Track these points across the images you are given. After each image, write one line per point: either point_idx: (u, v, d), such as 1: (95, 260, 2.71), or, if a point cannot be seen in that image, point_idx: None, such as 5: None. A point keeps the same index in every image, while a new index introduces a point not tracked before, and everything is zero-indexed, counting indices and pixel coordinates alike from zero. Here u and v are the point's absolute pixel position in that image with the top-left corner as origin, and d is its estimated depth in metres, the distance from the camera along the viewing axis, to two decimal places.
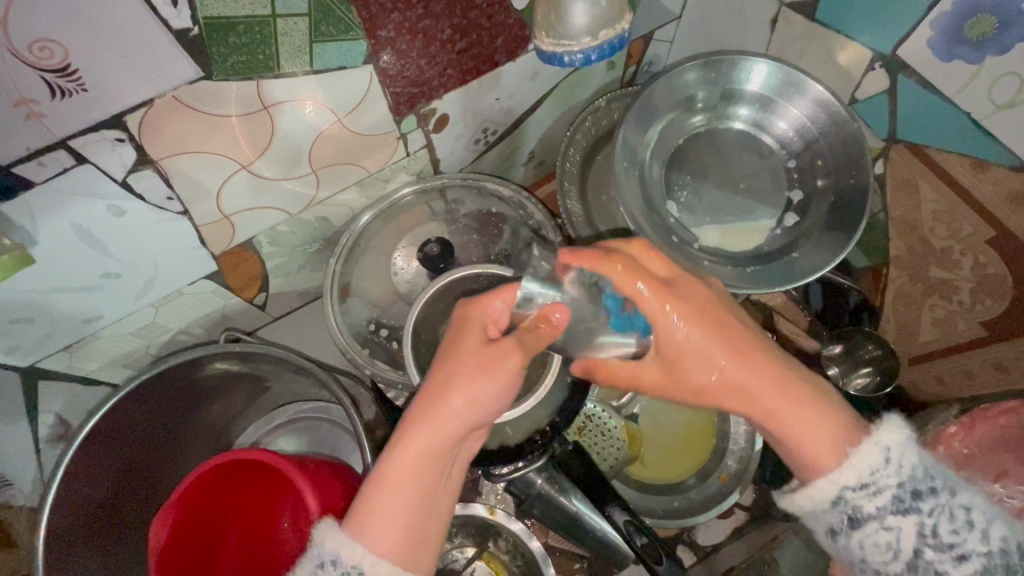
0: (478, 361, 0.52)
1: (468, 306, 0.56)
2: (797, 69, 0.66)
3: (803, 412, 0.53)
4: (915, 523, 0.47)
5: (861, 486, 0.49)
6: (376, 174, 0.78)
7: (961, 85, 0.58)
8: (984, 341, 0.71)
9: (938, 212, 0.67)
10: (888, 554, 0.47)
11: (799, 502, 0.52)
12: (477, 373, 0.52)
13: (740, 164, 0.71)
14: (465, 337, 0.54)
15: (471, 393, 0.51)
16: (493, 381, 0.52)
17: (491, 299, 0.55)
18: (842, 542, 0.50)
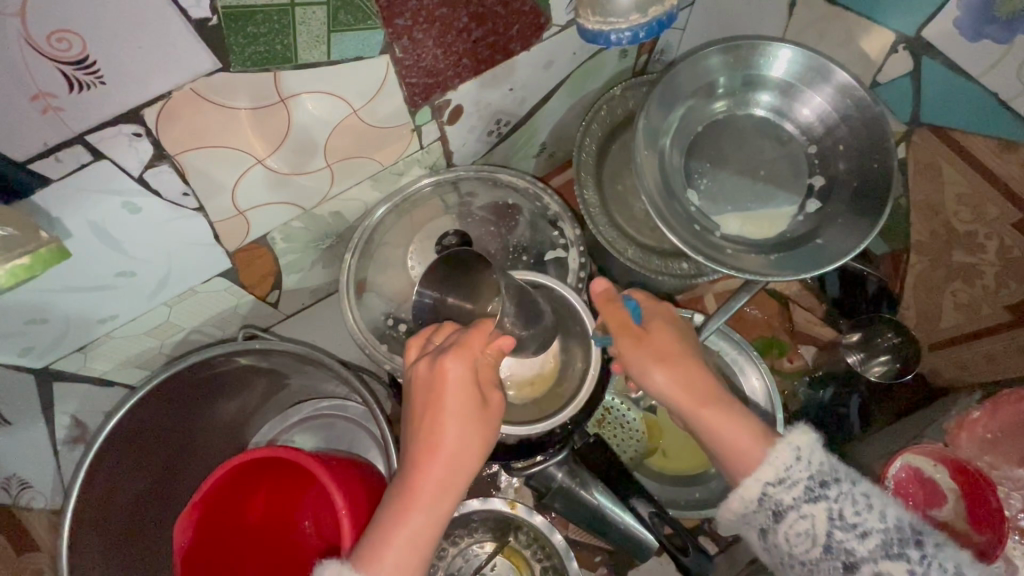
0: (471, 418, 0.54)
1: (435, 367, 0.53)
2: (821, 54, 0.64)
3: (726, 422, 0.58)
4: (825, 508, 0.53)
5: (779, 481, 0.54)
6: (390, 167, 0.78)
7: (990, 65, 0.57)
8: (1010, 325, 0.70)
9: (962, 196, 0.66)
10: (810, 542, 0.53)
11: (733, 507, 0.57)
12: (472, 429, 0.54)
13: (760, 150, 0.71)
14: (449, 398, 0.53)
15: (468, 446, 0.54)
16: (481, 428, 0.54)
17: (461, 358, 0.53)
18: (774, 540, 0.55)
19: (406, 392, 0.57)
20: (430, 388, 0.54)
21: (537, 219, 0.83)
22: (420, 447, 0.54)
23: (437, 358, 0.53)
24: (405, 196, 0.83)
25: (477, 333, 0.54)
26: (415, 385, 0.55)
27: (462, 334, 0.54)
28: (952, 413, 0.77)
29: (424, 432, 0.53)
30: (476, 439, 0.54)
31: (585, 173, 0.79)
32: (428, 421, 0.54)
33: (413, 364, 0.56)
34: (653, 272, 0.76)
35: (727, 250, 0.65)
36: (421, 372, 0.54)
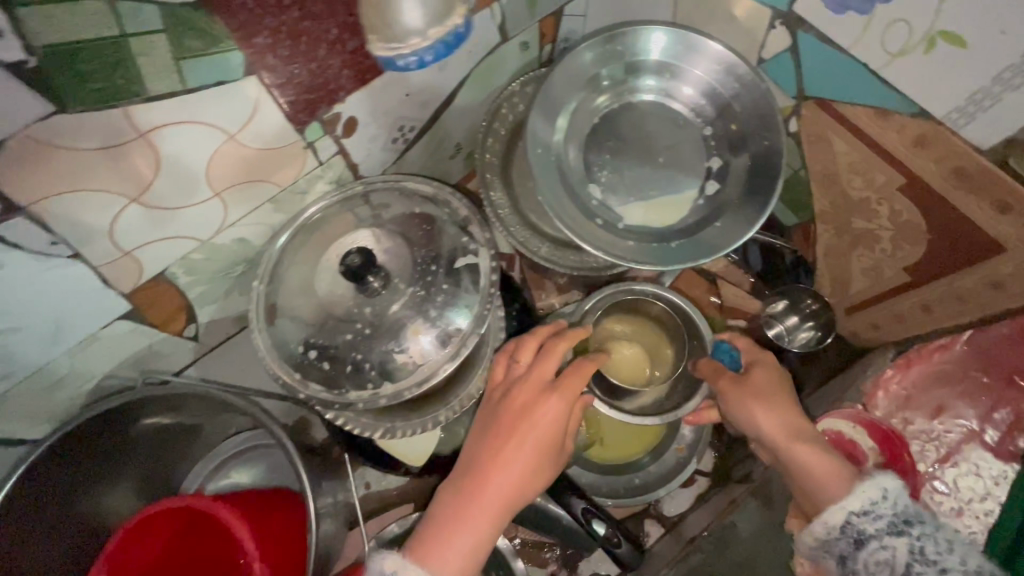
0: (548, 449, 0.65)
1: (541, 400, 0.65)
2: (693, 31, 0.66)
3: (817, 457, 0.57)
4: (907, 542, 0.50)
5: (864, 512, 0.53)
6: (290, 187, 0.76)
7: (857, 37, 0.56)
8: (909, 285, 0.71)
9: (853, 165, 0.67)
10: (889, 570, 0.50)
11: (812, 533, 0.55)
12: (546, 460, 0.65)
13: (657, 135, 0.70)
14: (542, 429, 0.64)
15: (538, 474, 0.64)
16: (552, 455, 0.65)
17: (565, 399, 0.65)
18: (852, 568, 0.52)
19: (496, 411, 0.66)
20: (528, 415, 0.64)
21: (452, 225, 0.76)
22: (496, 461, 0.63)
23: (543, 392, 0.65)
24: (315, 212, 0.79)
25: (579, 379, 0.66)
26: (511, 409, 0.64)
27: (569, 376, 0.66)
28: (870, 373, 0.80)
29: (506, 450, 0.63)
30: (544, 469, 0.65)
31: (491, 174, 0.77)
32: (512, 441, 0.64)
33: (511, 389, 0.66)
34: (565, 267, 0.76)
35: (627, 242, 0.66)
36: (526, 399, 0.65)
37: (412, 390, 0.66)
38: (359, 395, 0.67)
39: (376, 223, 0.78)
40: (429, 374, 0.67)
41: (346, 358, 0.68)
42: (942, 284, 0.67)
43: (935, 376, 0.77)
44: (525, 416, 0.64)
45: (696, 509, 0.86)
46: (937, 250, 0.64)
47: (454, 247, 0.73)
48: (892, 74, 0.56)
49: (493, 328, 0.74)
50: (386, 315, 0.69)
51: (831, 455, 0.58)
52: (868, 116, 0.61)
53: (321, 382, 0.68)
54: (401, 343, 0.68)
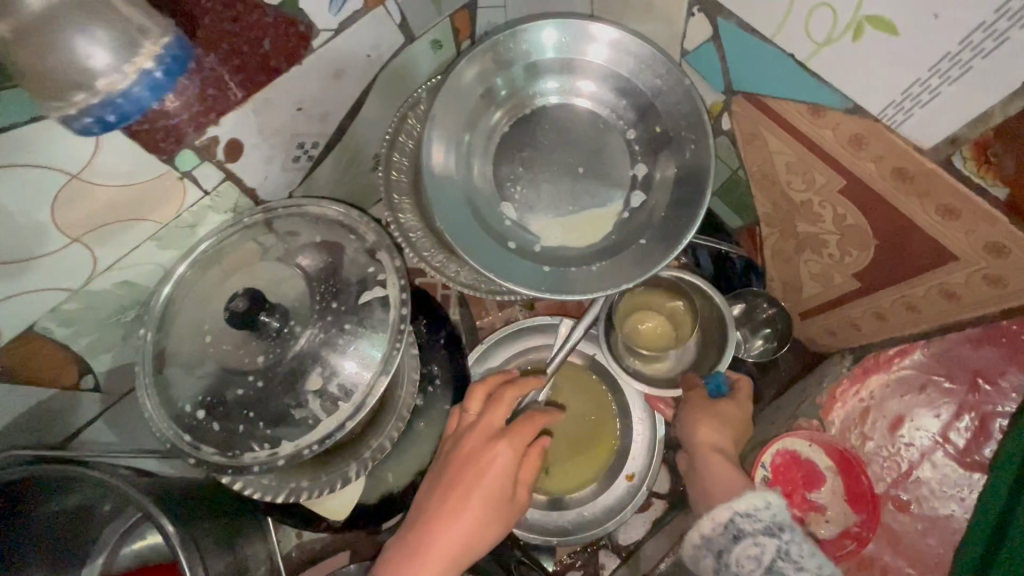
0: (500, 498, 0.63)
1: (487, 448, 0.64)
2: (584, 21, 0.58)
3: (725, 468, 0.59)
4: (776, 544, 0.50)
5: (747, 514, 0.52)
6: (174, 222, 0.68)
7: (780, 25, 0.49)
8: (860, 293, 0.65)
9: (791, 165, 0.60)
10: (755, 565, 0.50)
11: (699, 530, 0.54)
12: (494, 512, 0.63)
13: (575, 141, 0.63)
14: (489, 478, 0.63)
15: (485, 526, 0.63)
16: (504, 504, 0.64)
17: (511, 447, 0.64)
18: (725, 563, 0.52)
19: (444, 461, 0.65)
20: (474, 464, 0.63)
21: (361, 253, 0.67)
22: (447, 514, 0.62)
23: (492, 439, 0.64)
24: (214, 242, 0.70)
25: (530, 426, 0.66)
26: (458, 459, 0.63)
27: (520, 424, 0.66)
28: (826, 383, 0.75)
29: (455, 501, 0.62)
30: (492, 521, 0.63)
31: (400, 194, 0.69)
32: (461, 491, 0.62)
33: (462, 437, 0.66)
34: (487, 293, 0.69)
35: (543, 268, 0.60)
36: (475, 448, 0.64)
37: (313, 448, 0.59)
38: (256, 456, 0.60)
39: (281, 255, 0.68)
40: (333, 429, 0.60)
41: (239, 412, 0.61)
42: (893, 293, 0.61)
43: (896, 384, 0.72)
44: (474, 465, 0.63)
45: (652, 537, 0.81)
46: (884, 257, 0.58)
47: (359, 278, 0.66)
48: (820, 67, 0.48)
49: (411, 366, 0.67)
50: (282, 363, 0.62)
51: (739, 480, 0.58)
52: (801, 114, 0.54)
53: (213, 445, 0.61)
54: (300, 397, 0.61)
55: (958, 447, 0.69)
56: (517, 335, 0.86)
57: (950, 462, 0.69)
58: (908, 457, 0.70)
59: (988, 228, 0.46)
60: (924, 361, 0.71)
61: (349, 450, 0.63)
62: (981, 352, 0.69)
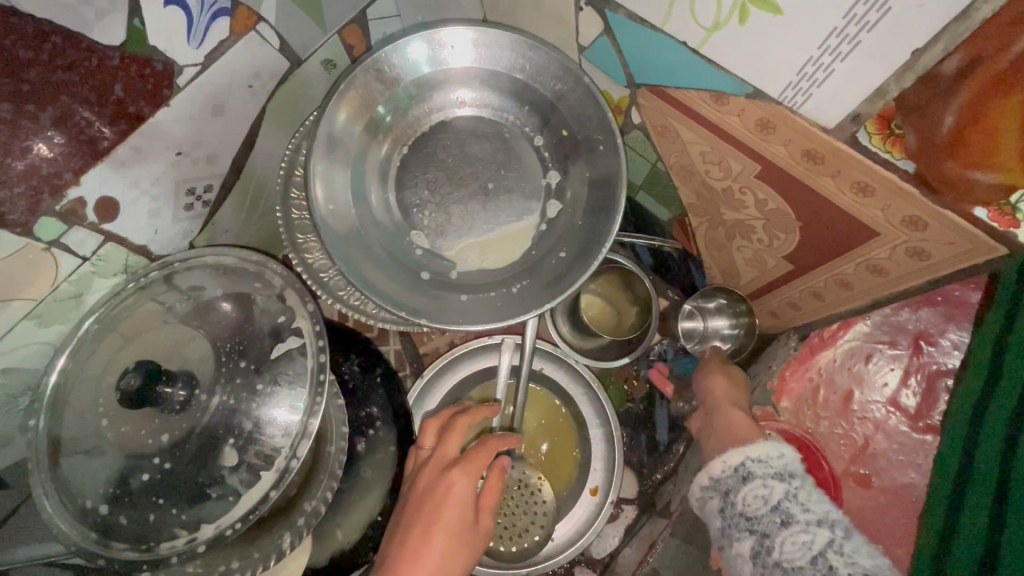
0: (462, 530, 0.59)
1: (443, 479, 0.60)
2: (460, 25, 0.53)
3: (741, 420, 0.64)
4: (784, 487, 0.53)
5: (760, 460, 0.56)
6: (51, 296, 0.60)
7: (665, 13, 0.46)
8: (792, 274, 0.63)
9: (705, 154, 0.57)
10: (760, 503, 0.53)
11: (709, 472, 0.59)
12: (458, 544, 0.59)
13: (481, 156, 0.59)
14: (448, 510, 0.59)
15: (450, 562, 0.58)
16: (467, 537, 0.59)
17: (468, 472, 0.61)
18: (731, 502, 0.55)
19: (401, 504, 0.60)
20: (429, 499, 0.59)
21: (273, 301, 0.61)
22: (407, 556, 0.56)
23: (445, 469, 0.61)
24: (103, 311, 0.61)
25: (485, 451, 0.63)
26: (413, 497, 0.59)
27: (474, 449, 0.63)
28: (774, 367, 0.74)
29: (415, 541, 0.57)
30: (457, 555, 0.58)
31: (305, 233, 0.64)
32: (420, 530, 0.58)
33: (415, 477, 0.62)
34: (411, 327, 0.64)
35: (461, 297, 0.56)
36: (428, 483, 0.60)
37: (235, 527, 0.54)
38: (173, 544, 0.54)
39: (185, 315, 0.61)
40: (257, 502, 0.55)
41: (149, 499, 0.55)
42: (823, 272, 0.59)
43: (842, 358, 0.71)
44: (432, 499, 0.59)
45: (626, 546, 0.78)
46: (810, 238, 0.56)
47: (271, 330, 0.60)
48: (714, 52, 0.45)
49: (338, 416, 0.62)
50: (192, 438, 0.56)
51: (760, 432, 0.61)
52: (704, 102, 0.51)
53: (126, 539, 0.55)
54: (216, 473, 0.56)
55: (911, 410, 0.69)
56: (461, 360, 0.80)
57: (905, 428, 0.69)
58: (864, 430, 0.69)
59: (905, 204, 0.44)
60: (868, 331, 0.70)
61: (282, 518, 0.58)
62: (920, 314, 0.69)
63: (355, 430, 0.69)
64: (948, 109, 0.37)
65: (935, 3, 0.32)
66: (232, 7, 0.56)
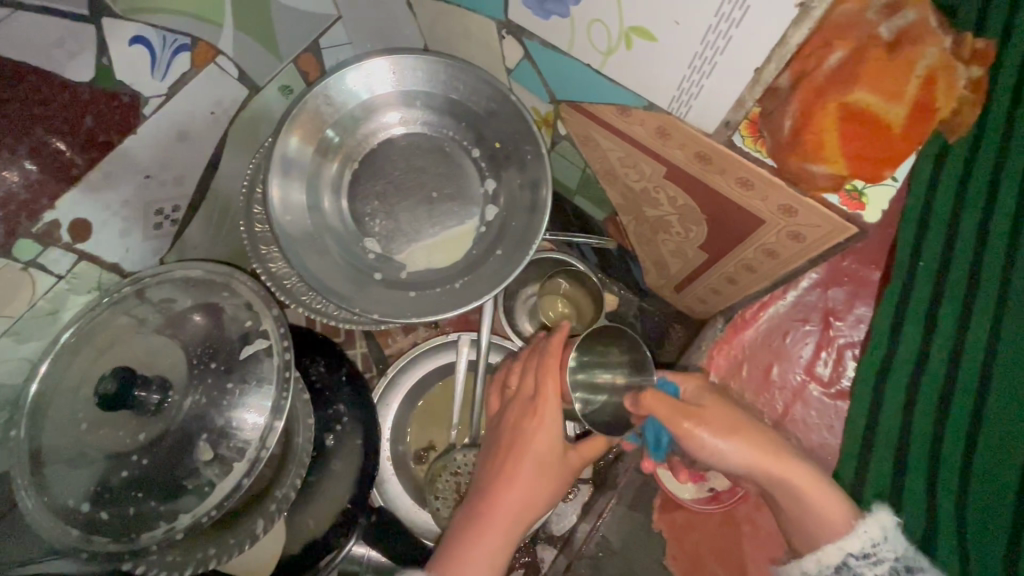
0: (554, 458, 0.62)
1: (532, 411, 0.62)
2: (400, 53, 0.60)
3: (825, 498, 0.56)
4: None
5: (862, 554, 0.54)
6: (30, 313, 0.65)
7: (570, 40, 0.54)
8: (709, 262, 0.71)
9: (622, 159, 0.65)
10: None
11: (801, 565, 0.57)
12: (544, 478, 0.61)
13: (425, 168, 0.66)
14: (535, 445, 0.61)
15: (538, 493, 0.61)
16: (560, 466, 0.62)
17: (554, 407, 0.61)
18: None
19: (495, 438, 0.64)
20: (519, 430, 0.62)
21: (240, 309, 0.66)
22: (504, 479, 0.61)
23: (531, 404, 0.63)
24: (79, 326, 0.66)
25: (556, 383, 0.62)
26: (508, 426, 0.63)
27: (550, 383, 0.62)
28: (705, 348, 0.84)
29: (509, 466, 0.61)
30: (548, 483, 0.62)
31: (268, 244, 0.69)
32: (513, 456, 0.61)
33: (507, 411, 0.65)
34: (368, 326, 0.70)
35: (410, 294, 0.62)
36: (517, 419, 0.63)
37: (211, 515, 0.59)
38: (152, 534, 0.59)
39: (158, 325, 0.66)
40: (227, 494, 0.59)
41: (129, 495, 0.60)
42: (733, 258, 0.67)
43: (763, 335, 0.81)
44: (522, 429, 0.62)
45: (583, 523, 0.84)
46: (716, 229, 0.64)
47: (240, 335, 0.65)
48: (612, 73, 0.53)
49: (304, 411, 0.67)
50: (166, 436, 0.61)
51: (825, 488, 0.56)
52: (613, 114, 0.59)
53: (107, 533, 0.59)
54: (191, 467, 0.60)
55: (824, 379, 0.79)
56: (421, 359, 0.86)
57: (819, 393, 0.79)
58: (783, 398, 0.79)
59: (778, 194, 0.52)
60: (785, 310, 0.80)
61: (255, 507, 0.63)
62: (831, 293, 0.79)
63: (323, 426, 0.74)
64: (787, 114, 0.45)
65: (754, 33, 0.40)
66: (193, 43, 0.63)
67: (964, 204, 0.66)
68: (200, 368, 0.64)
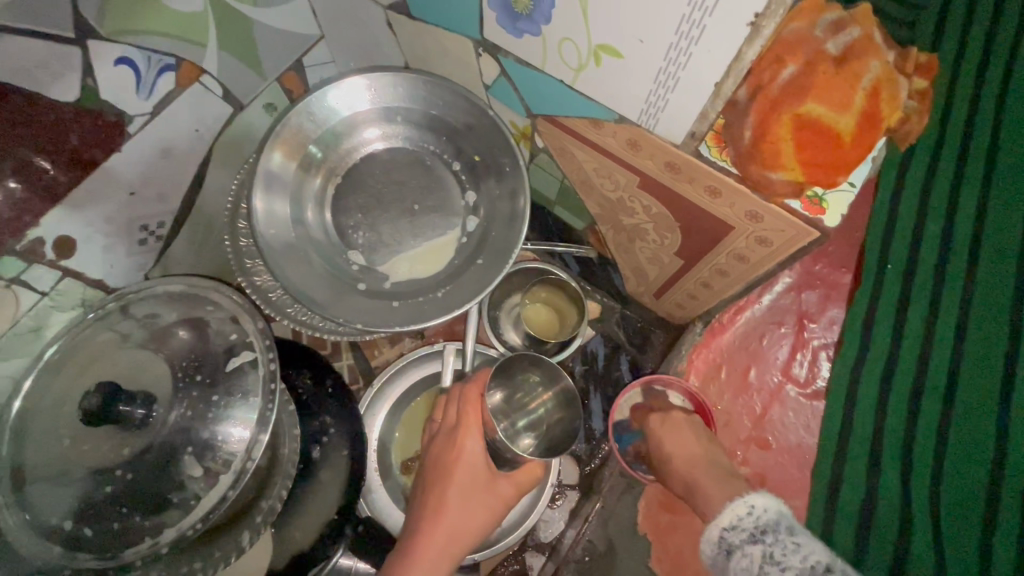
0: (477, 487, 0.65)
1: (454, 441, 0.65)
2: (378, 71, 0.62)
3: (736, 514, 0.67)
4: (762, 548, 0.61)
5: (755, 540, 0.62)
6: (13, 330, 0.66)
7: (542, 57, 0.56)
8: (684, 268, 0.74)
9: (597, 170, 0.67)
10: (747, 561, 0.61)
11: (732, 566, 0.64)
12: (469, 503, 0.64)
13: (406, 180, 0.67)
14: (459, 471, 0.65)
15: (464, 519, 0.64)
16: (484, 495, 0.65)
17: (476, 433, 0.65)
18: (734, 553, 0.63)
19: (424, 468, 0.68)
20: (444, 461, 0.65)
21: (226, 323, 0.67)
22: (432, 511, 0.64)
23: (453, 434, 0.66)
24: (62, 343, 0.66)
25: (473, 412, 0.65)
26: (431, 458, 0.66)
27: (465, 416, 0.65)
28: (685, 351, 0.86)
29: (435, 497, 0.64)
30: (475, 510, 0.64)
31: (252, 258, 0.69)
32: (439, 489, 0.64)
33: (432, 442, 0.68)
34: (354, 337, 0.70)
35: (393, 303, 0.63)
36: (441, 449, 0.66)
37: (196, 527, 0.59)
38: (136, 549, 0.59)
39: (142, 340, 0.66)
40: (216, 502, 0.60)
41: (112, 510, 0.60)
42: (707, 264, 0.70)
43: (740, 338, 0.84)
44: (444, 460, 0.65)
45: (570, 528, 0.85)
46: (689, 235, 0.67)
47: (225, 348, 0.66)
48: (583, 87, 0.56)
49: (289, 422, 0.68)
50: (150, 451, 0.61)
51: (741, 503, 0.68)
52: (586, 127, 0.61)
53: (90, 549, 0.59)
54: (177, 480, 0.60)
55: (801, 379, 0.82)
56: (406, 369, 0.87)
57: (795, 394, 0.82)
58: (761, 398, 0.82)
59: (742, 201, 0.55)
60: (759, 314, 0.84)
61: (241, 520, 0.63)
62: (804, 296, 0.84)
63: (309, 438, 0.74)
64: (746, 125, 0.47)
65: (715, 50, 0.43)
66: (176, 63, 0.66)
67: (929, 198, 0.80)
68: (183, 381, 0.64)
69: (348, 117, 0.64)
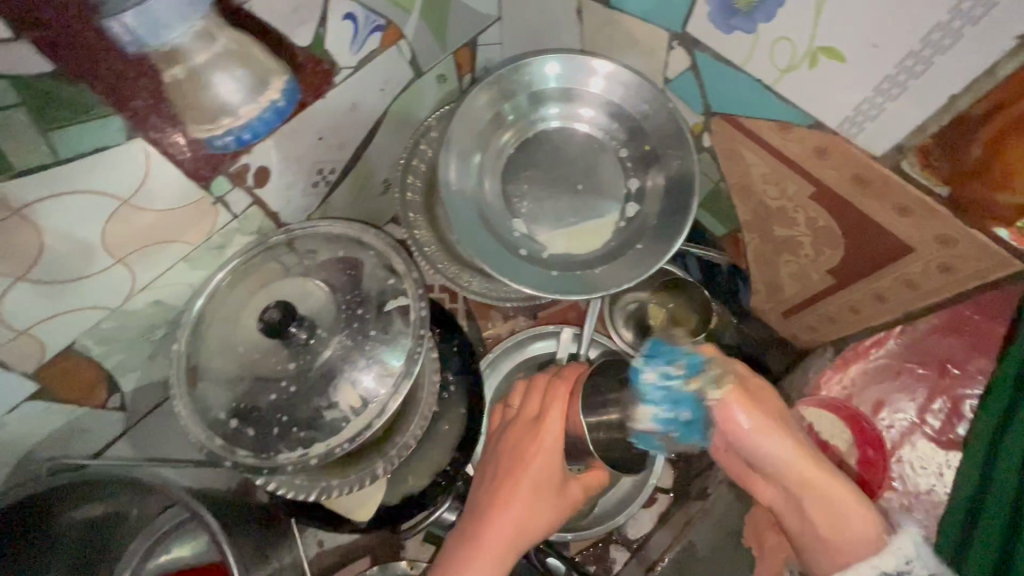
0: (550, 486, 0.63)
1: (534, 431, 0.64)
2: (579, 53, 0.66)
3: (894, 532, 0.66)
4: None
5: None
6: (203, 244, 0.71)
7: (747, 54, 0.57)
8: (834, 288, 0.72)
9: (766, 176, 0.67)
10: None
11: None
12: (540, 503, 0.62)
13: (573, 158, 0.70)
14: (534, 466, 0.62)
15: (533, 519, 0.62)
16: (553, 495, 0.63)
17: (559, 427, 0.63)
18: None
19: (494, 457, 0.66)
20: (520, 450, 0.64)
21: (381, 268, 0.71)
22: (498, 501, 0.62)
23: (533, 425, 0.64)
24: (240, 261, 0.72)
25: (557, 406, 0.64)
26: (506, 445, 0.65)
27: (548, 409, 0.64)
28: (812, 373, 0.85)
29: (505, 488, 0.62)
30: (543, 507, 0.62)
31: (414, 212, 0.75)
32: (510, 480, 0.62)
33: (509, 430, 0.66)
34: (500, 298, 0.75)
35: (552, 272, 0.66)
36: (518, 438, 0.64)
37: (344, 447, 0.64)
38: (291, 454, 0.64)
39: (308, 271, 0.72)
40: (362, 429, 0.64)
41: (269, 417, 0.65)
42: (862, 288, 0.69)
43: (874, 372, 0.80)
44: (521, 449, 0.63)
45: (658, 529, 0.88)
46: (851, 254, 0.66)
47: (380, 291, 0.70)
48: (786, 89, 0.56)
49: (429, 370, 0.71)
50: (313, 371, 0.66)
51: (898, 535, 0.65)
52: (771, 129, 0.61)
53: (248, 448, 0.65)
54: (331, 401, 0.65)
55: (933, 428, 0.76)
56: (524, 345, 0.92)
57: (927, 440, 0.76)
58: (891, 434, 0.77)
59: (938, 224, 0.54)
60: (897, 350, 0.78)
61: (378, 449, 0.68)
62: None
63: None
64: (973, 141, 0.47)
65: (969, 59, 0.43)
66: (386, 25, 0.70)
67: None
68: (343, 314, 0.69)
69: (534, 91, 0.68)
